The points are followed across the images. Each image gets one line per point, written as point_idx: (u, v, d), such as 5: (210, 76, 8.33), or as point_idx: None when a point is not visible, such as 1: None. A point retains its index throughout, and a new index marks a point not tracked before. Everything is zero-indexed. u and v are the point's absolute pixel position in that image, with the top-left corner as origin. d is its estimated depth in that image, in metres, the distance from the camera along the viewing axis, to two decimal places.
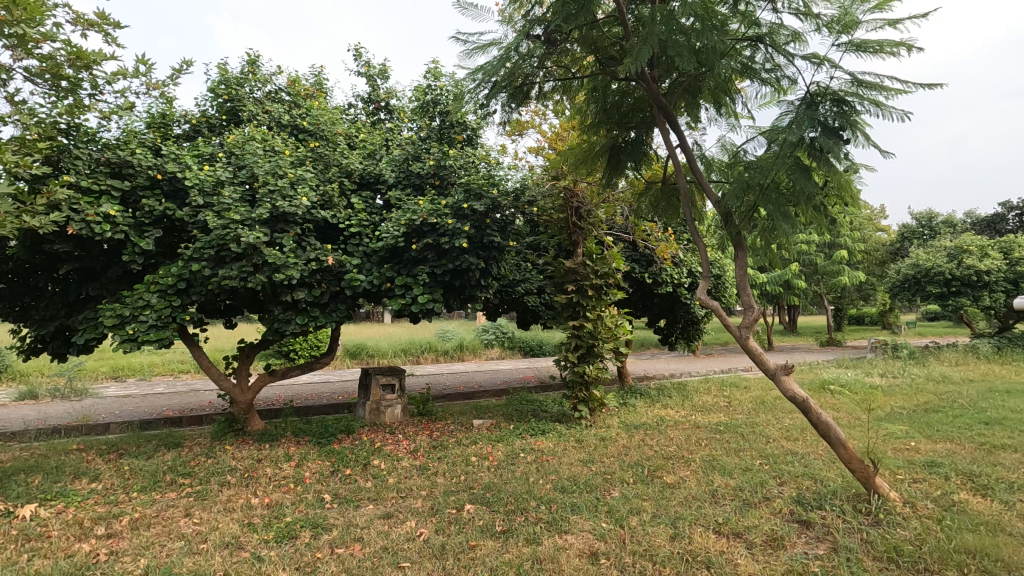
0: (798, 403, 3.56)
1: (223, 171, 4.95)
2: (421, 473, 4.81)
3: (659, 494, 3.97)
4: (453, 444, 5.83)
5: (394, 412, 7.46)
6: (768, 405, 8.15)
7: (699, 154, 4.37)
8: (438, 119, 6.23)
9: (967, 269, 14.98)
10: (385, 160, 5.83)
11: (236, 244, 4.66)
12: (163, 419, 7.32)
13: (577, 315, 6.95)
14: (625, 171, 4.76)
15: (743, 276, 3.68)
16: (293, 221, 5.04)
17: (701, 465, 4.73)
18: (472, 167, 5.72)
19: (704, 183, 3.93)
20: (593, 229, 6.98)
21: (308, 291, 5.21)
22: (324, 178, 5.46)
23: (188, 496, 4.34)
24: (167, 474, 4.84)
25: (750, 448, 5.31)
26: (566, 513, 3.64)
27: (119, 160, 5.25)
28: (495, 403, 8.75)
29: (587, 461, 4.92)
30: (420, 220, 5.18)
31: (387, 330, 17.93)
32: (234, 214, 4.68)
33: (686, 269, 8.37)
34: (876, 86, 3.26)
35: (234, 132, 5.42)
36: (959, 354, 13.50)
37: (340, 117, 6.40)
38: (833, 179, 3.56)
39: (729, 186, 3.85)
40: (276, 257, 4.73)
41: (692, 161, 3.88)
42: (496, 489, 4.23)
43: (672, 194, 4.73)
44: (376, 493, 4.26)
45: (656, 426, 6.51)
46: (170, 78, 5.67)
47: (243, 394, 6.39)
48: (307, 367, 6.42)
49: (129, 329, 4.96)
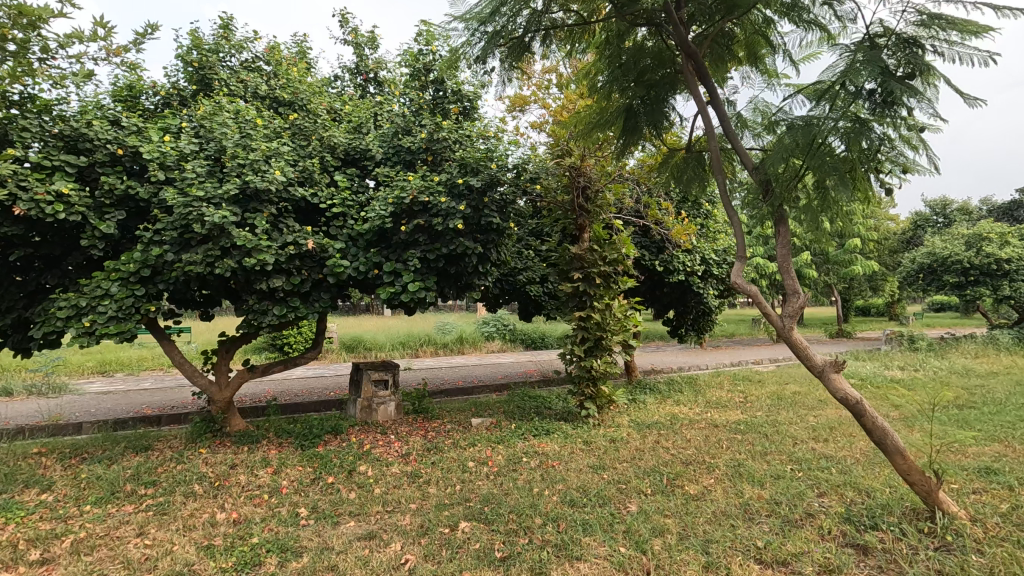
0: (850, 405, 3.01)
1: (187, 143, 4.40)
2: (411, 482, 4.29)
3: (682, 509, 3.45)
4: (449, 448, 5.31)
5: (387, 409, 6.97)
6: (787, 401, 7.61)
7: (732, 116, 3.82)
8: (431, 90, 5.66)
9: (986, 257, 14.40)
10: (372, 133, 5.27)
11: (200, 224, 4.12)
12: (139, 419, 6.81)
13: (583, 305, 6.42)
14: (642, 138, 4.21)
15: (787, 255, 3.11)
16: (266, 200, 4.48)
17: (726, 473, 4.19)
18: (468, 140, 5.15)
19: (740, 146, 3.39)
20: (602, 212, 6.41)
21: (286, 278, 4.67)
22: (303, 153, 4.87)
23: (147, 510, 3.83)
24: (127, 483, 4.32)
25: (780, 453, 4.76)
26: (577, 534, 3.12)
27: (74, 133, 4.69)
28: (495, 399, 8.23)
29: (598, 468, 4.38)
30: (410, 198, 4.63)
31: (385, 322, 17.43)
32: (198, 190, 4.14)
33: (698, 256, 7.84)
34: (956, 22, 2.70)
35: (204, 103, 4.87)
36: (978, 346, 12.96)
37: (325, 89, 5.84)
38: (896, 139, 3.06)
39: (770, 149, 3.32)
40: (246, 239, 4.18)
41: (725, 122, 3.37)
42: (496, 503, 3.70)
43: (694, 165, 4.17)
44: (360, 507, 3.74)
45: (670, 426, 5.99)
46: (133, 43, 5.10)
47: (222, 392, 5.86)
48: (291, 362, 5.90)
49: (85, 321, 4.43)
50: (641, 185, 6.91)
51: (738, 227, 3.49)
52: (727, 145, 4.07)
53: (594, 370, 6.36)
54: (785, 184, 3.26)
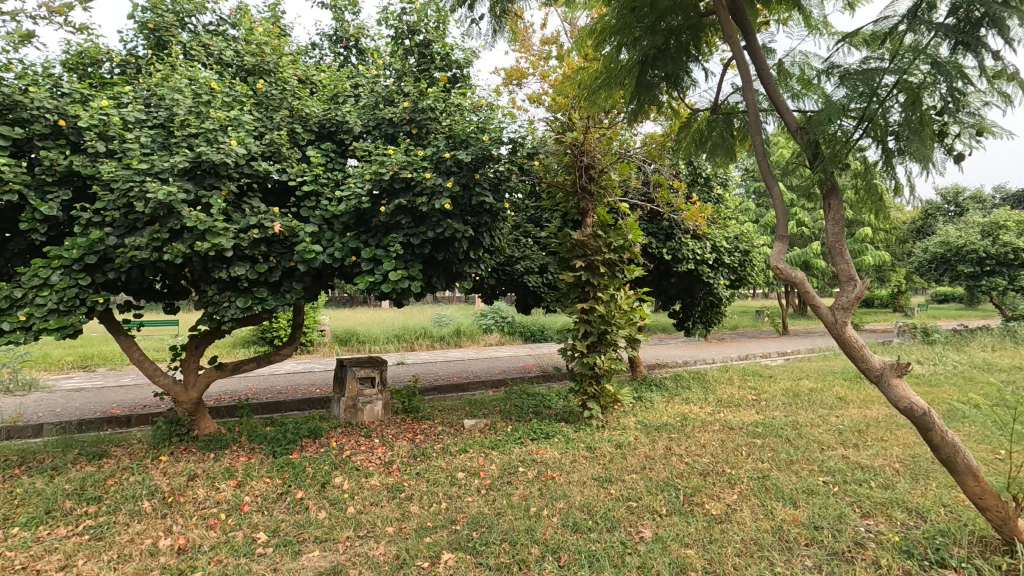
0: (916, 416, 2.48)
1: (134, 110, 3.84)
2: (391, 499, 3.77)
3: (704, 538, 2.93)
4: (437, 454, 4.79)
5: (373, 408, 6.48)
6: (803, 399, 7.09)
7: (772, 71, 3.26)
8: (416, 56, 5.09)
9: (1003, 246, 13.87)
10: (350, 104, 4.70)
11: (143, 203, 3.55)
12: (105, 419, 6.27)
13: (586, 296, 5.88)
14: (659, 96, 3.65)
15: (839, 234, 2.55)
16: (224, 176, 3.92)
17: (750, 488, 3.68)
18: (457, 110, 4.58)
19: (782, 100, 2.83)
20: (607, 193, 5.86)
21: (251, 266, 4.12)
22: (270, 124, 4.30)
23: (82, 534, 3.31)
24: (67, 499, 3.80)
25: (808, 462, 4.23)
26: (581, 572, 2.61)
27: (5, 100, 3.97)
28: (491, 397, 7.72)
29: (603, 482, 3.86)
30: (389, 175, 4.08)
31: (380, 315, 16.91)
32: (141, 162, 3.57)
33: (708, 244, 7.31)
34: None
35: (160, 67, 4.30)
36: (995, 338, 12.46)
37: (300, 57, 5.27)
38: (983, 90, 2.48)
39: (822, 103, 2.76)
40: (198, 220, 3.62)
41: (765, 74, 2.85)
42: (485, 528, 3.18)
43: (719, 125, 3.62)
44: (328, 531, 3.23)
45: (681, 428, 5.48)
46: (78, 1, 4.51)
47: (188, 392, 5.31)
48: (264, 359, 5.35)
49: (19, 314, 3.87)
50: (651, 164, 6.29)
51: (779, 199, 2.92)
52: (764, 105, 3.48)
53: (598, 367, 5.82)
54: (838, 147, 2.70)
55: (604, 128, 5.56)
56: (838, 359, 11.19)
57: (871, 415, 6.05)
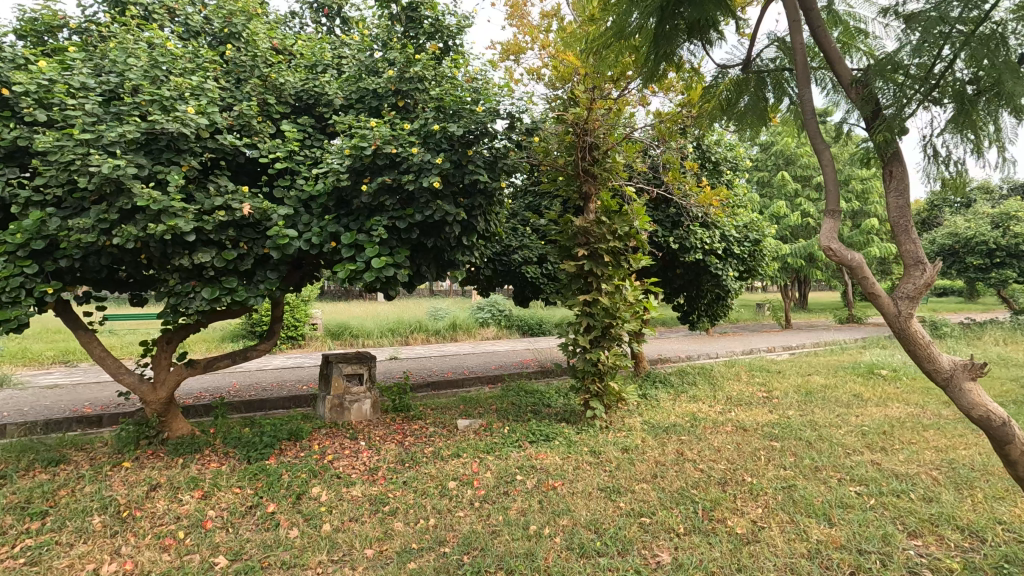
0: (991, 428, 2.11)
1: (80, 74, 3.39)
2: (374, 513, 3.37)
3: (731, 566, 2.54)
4: (427, 460, 4.38)
5: (361, 408, 6.06)
6: (817, 397, 6.71)
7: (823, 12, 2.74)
8: (404, 22, 4.64)
9: (1014, 238, 13.50)
10: (329, 74, 4.26)
11: (86, 178, 3.10)
12: (74, 419, 5.84)
13: (589, 287, 5.46)
14: (687, 42, 3.14)
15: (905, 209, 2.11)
16: (185, 150, 3.47)
17: (775, 501, 3.29)
18: (448, 79, 4.14)
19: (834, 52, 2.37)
20: (611, 176, 5.45)
21: (217, 252, 3.69)
22: (238, 94, 3.85)
23: (17, 557, 2.90)
24: (7, 514, 3.37)
25: (837, 471, 3.84)
26: None
27: None
28: (487, 394, 7.31)
29: (611, 494, 3.46)
30: (372, 150, 3.63)
31: (374, 308, 16.48)
32: (85, 132, 3.12)
33: (717, 233, 6.90)
34: None
35: (116, 30, 3.84)
36: (1007, 332, 12.11)
37: (277, 25, 4.82)
38: None
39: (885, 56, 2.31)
40: (151, 198, 3.17)
41: (814, 16, 2.34)
42: (478, 551, 2.79)
43: (747, 85, 3.17)
44: (299, 555, 2.82)
45: (691, 429, 5.09)
46: None
47: (156, 392, 4.86)
48: (240, 355, 4.93)
49: None
50: (659, 144, 5.88)
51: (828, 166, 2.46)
52: (811, 63, 2.97)
53: (602, 363, 5.39)
54: (904, 106, 2.27)
55: (608, 102, 5.12)
56: (847, 354, 10.82)
57: (893, 414, 5.67)
